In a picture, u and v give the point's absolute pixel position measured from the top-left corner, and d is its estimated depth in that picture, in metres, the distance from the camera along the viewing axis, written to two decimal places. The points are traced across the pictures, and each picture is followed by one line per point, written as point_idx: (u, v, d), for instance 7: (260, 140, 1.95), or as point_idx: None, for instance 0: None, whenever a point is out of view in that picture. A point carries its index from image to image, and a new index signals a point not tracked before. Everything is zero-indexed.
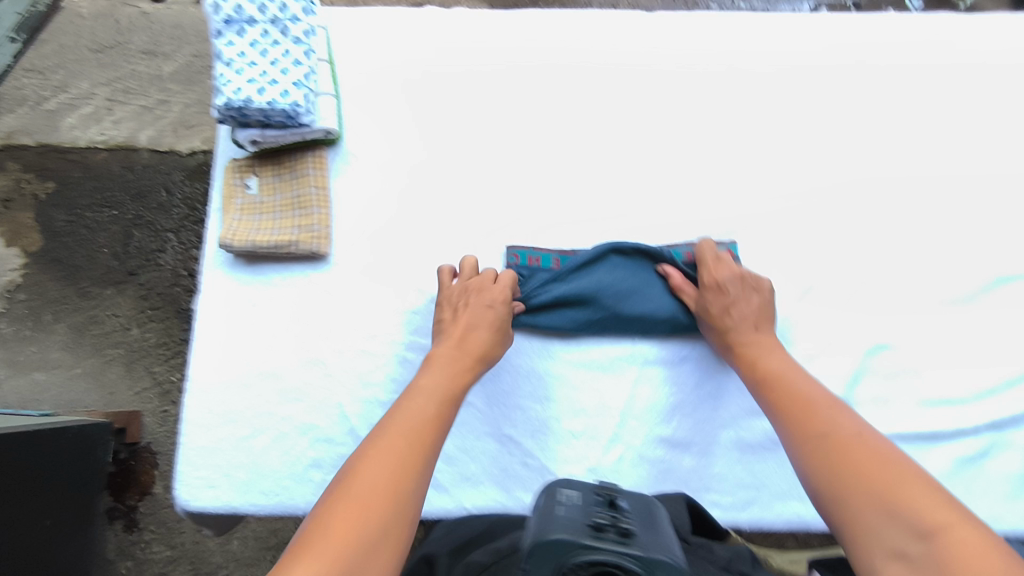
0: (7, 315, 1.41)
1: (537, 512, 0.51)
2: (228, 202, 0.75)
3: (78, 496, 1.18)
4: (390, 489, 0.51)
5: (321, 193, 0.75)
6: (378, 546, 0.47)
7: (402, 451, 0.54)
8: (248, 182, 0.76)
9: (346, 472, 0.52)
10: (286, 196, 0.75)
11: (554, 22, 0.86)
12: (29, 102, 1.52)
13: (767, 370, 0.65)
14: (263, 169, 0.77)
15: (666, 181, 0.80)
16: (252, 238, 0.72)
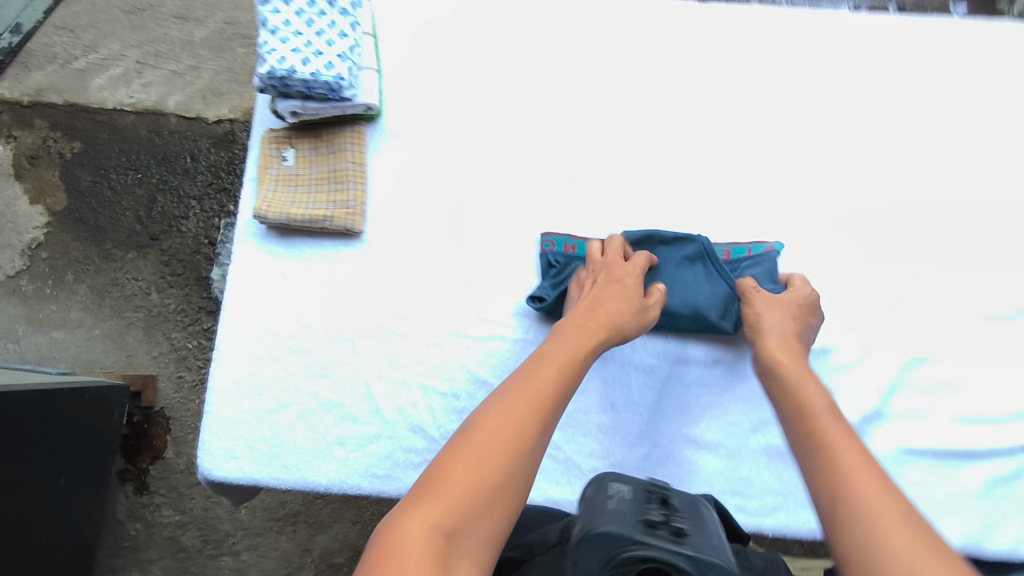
0: (29, 271, 1.41)
1: (589, 505, 0.56)
2: (263, 173, 0.74)
3: (92, 456, 1.19)
4: (503, 451, 0.50)
5: (357, 169, 0.74)
6: (485, 509, 0.48)
7: (521, 415, 0.53)
8: (284, 153, 0.75)
9: (466, 427, 0.52)
10: (322, 169, 0.74)
11: (601, 6, 0.84)
12: (59, 60, 1.51)
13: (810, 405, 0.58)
14: (299, 141, 0.76)
15: (707, 178, 0.78)
16: (287, 211, 0.72)
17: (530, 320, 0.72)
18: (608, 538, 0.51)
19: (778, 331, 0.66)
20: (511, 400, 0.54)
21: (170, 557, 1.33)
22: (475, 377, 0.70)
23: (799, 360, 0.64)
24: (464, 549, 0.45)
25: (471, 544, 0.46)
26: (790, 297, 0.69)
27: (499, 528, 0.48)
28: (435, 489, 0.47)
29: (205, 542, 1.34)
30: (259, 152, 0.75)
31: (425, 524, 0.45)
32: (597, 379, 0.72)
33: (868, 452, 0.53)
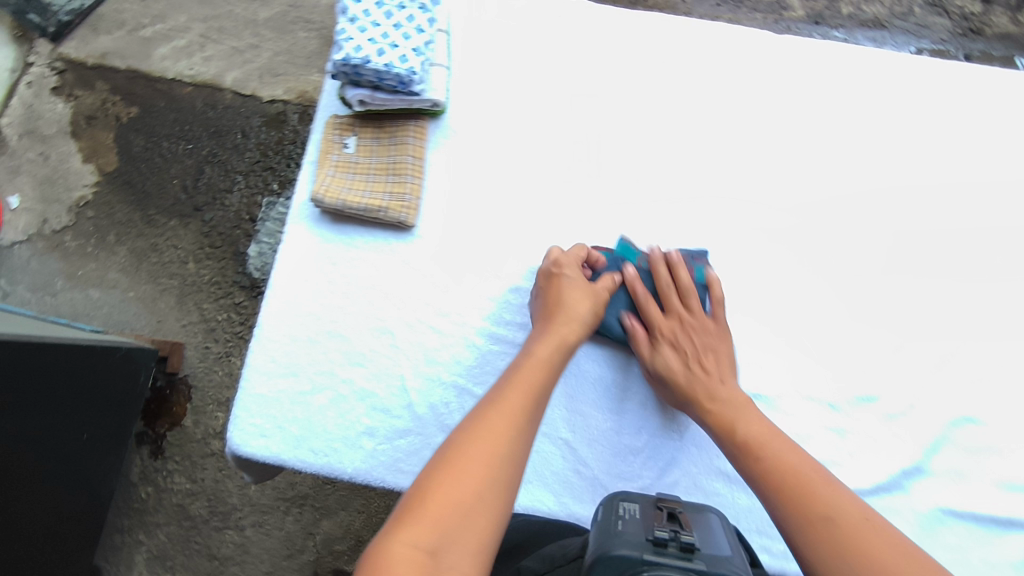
0: (74, 228, 1.45)
1: (600, 527, 0.55)
2: (323, 157, 0.75)
3: (115, 415, 1.21)
4: (482, 467, 0.54)
5: (417, 163, 0.74)
6: (467, 521, 0.51)
7: (500, 433, 0.56)
8: (346, 141, 0.76)
9: (450, 444, 0.56)
10: (381, 160, 0.75)
11: (674, 25, 0.83)
12: (127, 26, 1.55)
13: (747, 436, 0.63)
14: (362, 130, 0.76)
15: (763, 207, 0.77)
16: (343, 197, 0.72)
17: None
18: (619, 562, 0.51)
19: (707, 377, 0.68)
20: (485, 419, 0.57)
21: (175, 524, 1.34)
22: None
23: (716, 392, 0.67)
24: (448, 564, 0.48)
25: (456, 558, 0.49)
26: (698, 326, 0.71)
27: (484, 541, 0.51)
28: (421, 509, 0.51)
29: (212, 513, 1.35)
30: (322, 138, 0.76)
31: (411, 542, 0.48)
32: (633, 399, 0.71)
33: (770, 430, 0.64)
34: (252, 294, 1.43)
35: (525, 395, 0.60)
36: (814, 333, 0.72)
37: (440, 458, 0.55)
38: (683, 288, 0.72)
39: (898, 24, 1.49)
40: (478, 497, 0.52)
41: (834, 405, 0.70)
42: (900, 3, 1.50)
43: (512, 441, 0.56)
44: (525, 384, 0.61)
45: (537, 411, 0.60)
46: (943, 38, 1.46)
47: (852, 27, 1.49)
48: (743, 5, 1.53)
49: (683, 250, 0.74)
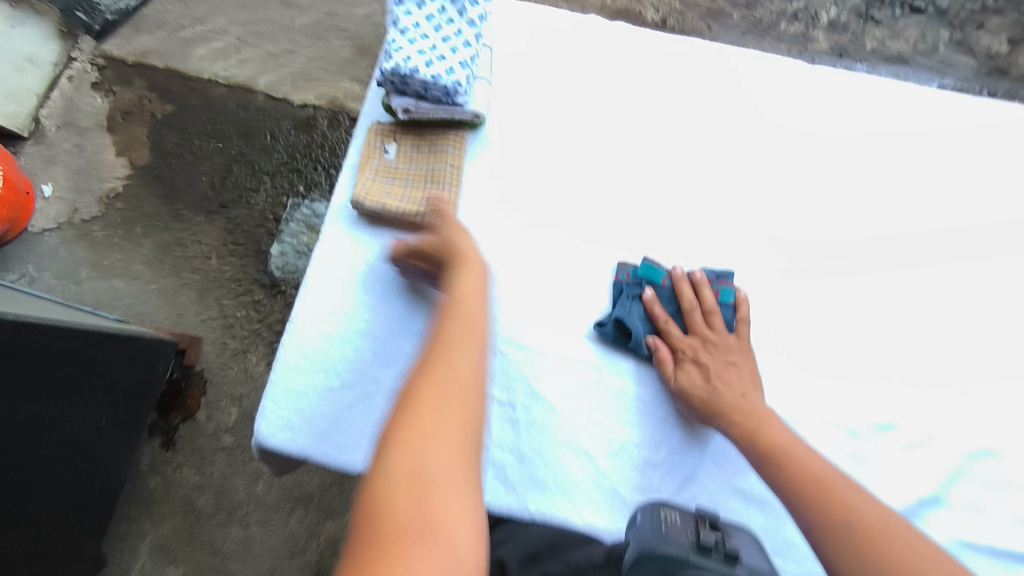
0: (102, 219, 1.47)
1: (642, 528, 0.59)
2: (364, 161, 0.78)
3: (132, 405, 1.24)
4: (442, 419, 0.49)
5: (454, 172, 0.76)
6: (449, 471, 0.46)
7: (443, 382, 0.52)
8: (386, 147, 0.78)
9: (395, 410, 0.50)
10: (420, 167, 0.77)
11: (708, 53, 0.86)
12: (168, 27, 1.60)
13: (769, 445, 0.65)
14: (402, 137, 0.79)
15: (788, 232, 0.78)
16: (382, 201, 0.74)
17: (599, 347, 0.74)
18: (665, 560, 0.55)
19: (728, 400, 0.68)
20: (424, 374, 0.52)
21: (182, 517, 1.35)
22: (533, 392, 0.71)
23: (746, 408, 0.67)
24: (448, 510, 0.44)
25: (454, 504, 0.44)
26: (723, 344, 0.71)
27: (473, 484, 0.47)
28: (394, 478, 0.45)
29: (219, 508, 1.36)
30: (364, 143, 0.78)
31: (402, 509, 0.43)
32: (652, 413, 0.72)
33: (780, 425, 0.67)
34: (272, 292, 1.45)
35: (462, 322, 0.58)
36: (834, 357, 0.74)
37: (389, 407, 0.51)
38: (707, 306, 0.73)
39: (921, 61, 1.51)
40: (445, 426, 0.49)
41: (853, 431, 0.70)
42: (923, 40, 1.53)
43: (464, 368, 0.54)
44: (453, 316, 0.59)
45: (476, 348, 0.57)
46: (967, 76, 1.48)
47: (875, 61, 1.52)
48: (768, 35, 1.56)
49: (709, 270, 0.76)
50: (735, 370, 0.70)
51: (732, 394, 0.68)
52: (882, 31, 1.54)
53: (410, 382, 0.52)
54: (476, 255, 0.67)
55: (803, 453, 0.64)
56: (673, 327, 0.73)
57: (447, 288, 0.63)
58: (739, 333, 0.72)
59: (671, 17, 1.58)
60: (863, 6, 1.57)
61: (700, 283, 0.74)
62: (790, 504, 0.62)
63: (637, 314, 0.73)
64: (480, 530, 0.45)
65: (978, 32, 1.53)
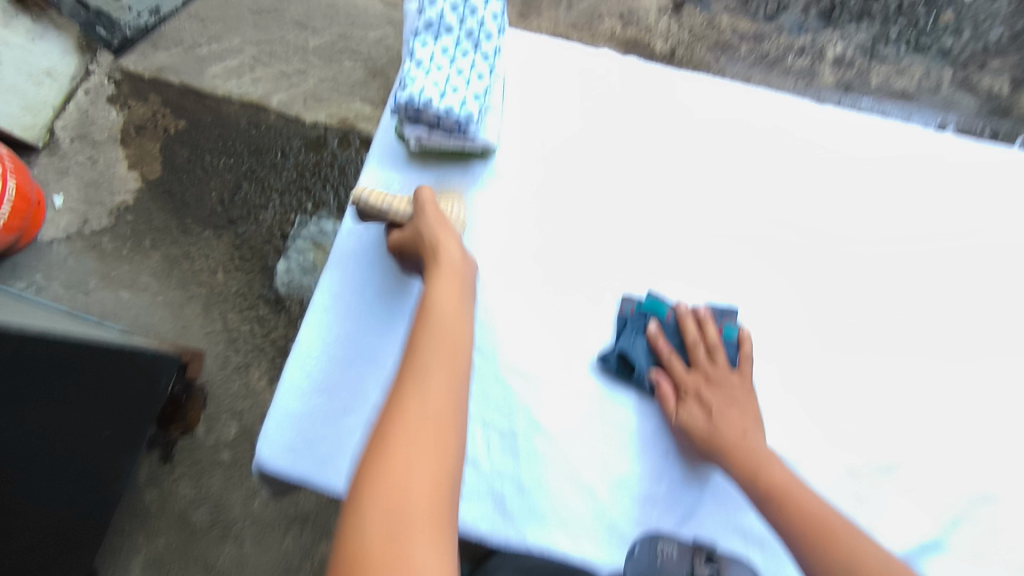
0: (111, 231, 1.49)
1: (640, 562, 0.64)
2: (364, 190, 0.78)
3: (140, 420, 1.22)
4: (410, 486, 0.53)
5: (460, 211, 0.77)
6: (420, 535, 0.51)
7: (410, 443, 0.55)
8: (390, 174, 0.80)
9: (364, 474, 0.54)
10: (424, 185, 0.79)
11: (714, 90, 0.87)
12: (184, 45, 1.63)
13: (769, 485, 0.65)
14: (404, 165, 0.81)
15: (791, 268, 0.79)
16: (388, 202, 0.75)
17: (602, 379, 0.74)
18: None
19: (728, 437, 0.68)
20: (394, 436, 0.55)
21: (176, 532, 1.35)
22: (534, 422, 0.72)
23: (747, 444, 0.67)
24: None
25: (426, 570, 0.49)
26: (724, 379, 0.72)
27: (445, 541, 0.52)
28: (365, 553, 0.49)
29: (214, 523, 1.35)
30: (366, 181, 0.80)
31: None
32: (652, 446, 0.72)
33: (782, 466, 0.67)
34: (276, 308, 1.46)
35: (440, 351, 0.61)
36: (835, 396, 0.74)
37: (366, 450, 0.55)
38: (711, 342, 0.73)
39: (925, 98, 1.53)
40: (414, 487, 0.53)
41: (853, 471, 0.70)
42: (928, 78, 1.55)
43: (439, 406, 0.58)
44: (426, 356, 0.61)
45: (447, 393, 0.59)
46: (970, 114, 1.51)
47: (880, 97, 1.54)
48: (775, 68, 1.59)
49: (714, 305, 0.76)
50: (736, 406, 0.70)
51: (733, 431, 0.68)
52: (888, 67, 1.56)
53: (382, 439, 0.55)
54: (461, 263, 0.70)
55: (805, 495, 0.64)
56: (676, 360, 0.73)
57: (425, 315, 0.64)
58: (743, 370, 0.72)
59: (679, 48, 1.62)
60: (870, 41, 1.59)
61: (704, 317, 0.74)
62: (790, 547, 0.62)
63: (641, 348, 0.74)
64: None
65: (981, 71, 1.55)
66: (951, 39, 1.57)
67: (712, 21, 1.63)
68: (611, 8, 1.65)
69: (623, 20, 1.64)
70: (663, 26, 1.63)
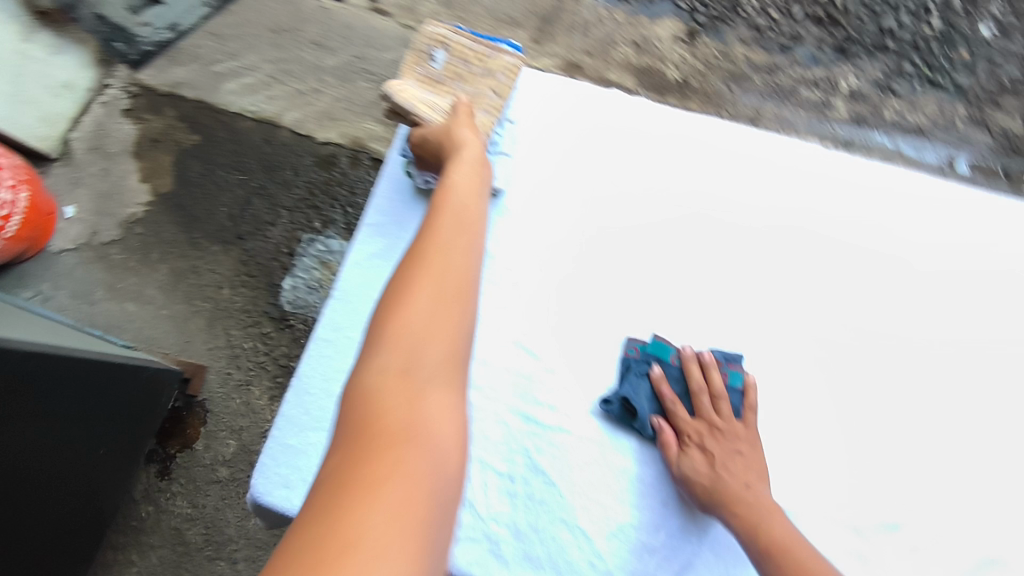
0: (120, 243, 1.50)
1: None
2: (411, 65, 0.80)
3: (133, 432, 1.25)
4: (428, 333, 0.53)
5: (484, 117, 0.79)
6: (435, 378, 0.52)
7: (433, 291, 0.55)
8: (434, 54, 0.80)
9: (386, 315, 0.54)
10: (463, 88, 0.80)
11: (727, 132, 0.87)
12: (201, 60, 1.64)
13: (768, 543, 0.63)
14: (452, 48, 0.81)
15: (797, 317, 0.78)
16: (413, 105, 0.75)
17: (604, 424, 0.73)
18: None
19: (731, 488, 0.66)
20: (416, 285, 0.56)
21: (170, 548, 1.34)
22: (533, 465, 0.71)
23: (750, 497, 0.66)
24: (433, 411, 0.50)
25: (438, 408, 0.51)
26: (728, 428, 0.70)
27: (458, 389, 0.53)
28: (381, 386, 0.50)
29: (208, 541, 1.35)
30: (414, 46, 0.80)
31: (396, 410, 0.49)
32: (652, 496, 0.71)
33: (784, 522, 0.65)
34: (280, 325, 1.46)
35: (456, 236, 0.61)
36: (840, 449, 0.72)
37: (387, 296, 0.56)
38: (716, 390, 0.72)
39: (939, 135, 1.53)
40: (434, 332, 0.53)
41: (859, 529, 0.69)
42: (943, 114, 1.54)
43: (452, 280, 0.57)
44: (447, 223, 0.62)
45: (467, 255, 0.60)
46: (982, 153, 1.51)
47: (894, 133, 1.54)
48: (789, 100, 1.58)
49: (719, 351, 0.76)
50: (741, 456, 0.69)
51: (739, 484, 0.67)
52: (902, 103, 1.56)
53: (401, 288, 0.56)
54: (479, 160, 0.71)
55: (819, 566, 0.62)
56: (678, 409, 0.72)
57: (444, 186, 0.67)
58: (744, 420, 0.71)
59: (693, 78, 1.61)
60: (885, 77, 1.58)
61: (709, 363, 0.74)
62: None
63: (645, 392, 0.72)
64: (460, 431, 0.52)
65: (995, 110, 1.54)
66: (966, 78, 1.56)
67: (726, 52, 1.63)
68: (626, 36, 1.66)
69: (637, 48, 1.64)
70: (678, 55, 1.63)
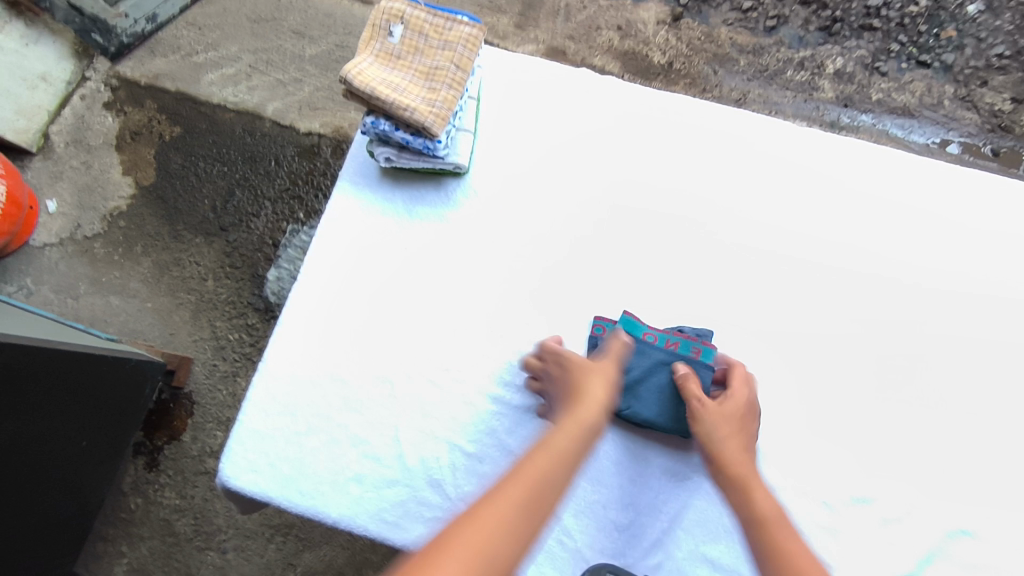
0: (103, 236, 1.49)
1: None
2: (369, 41, 0.78)
3: (117, 426, 1.24)
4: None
5: (450, 92, 0.75)
6: None
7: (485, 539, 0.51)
8: (392, 29, 0.78)
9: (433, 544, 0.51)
10: (424, 63, 0.77)
11: (702, 111, 0.85)
12: (181, 51, 1.62)
13: (759, 512, 0.62)
14: (410, 21, 0.78)
15: (769, 294, 0.78)
16: (371, 87, 0.72)
17: None
18: None
19: (731, 454, 0.66)
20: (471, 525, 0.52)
21: (160, 540, 1.36)
22: (501, 446, 0.71)
23: (748, 464, 0.66)
24: None
25: None
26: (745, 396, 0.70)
27: None
28: None
29: (197, 532, 1.35)
30: (370, 22, 0.78)
31: None
32: (620, 474, 0.71)
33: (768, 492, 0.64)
34: (266, 317, 1.45)
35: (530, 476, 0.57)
36: (811, 427, 0.72)
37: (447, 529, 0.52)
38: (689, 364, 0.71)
39: (926, 114, 1.52)
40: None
41: (828, 503, 0.69)
42: (930, 93, 1.53)
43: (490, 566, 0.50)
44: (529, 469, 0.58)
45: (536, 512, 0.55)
46: (971, 132, 1.50)
47: (880, 112, 1.53)
48: (774, 82, 1.57)
49: (692, 329, 0.74)
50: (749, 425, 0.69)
51: (744, 486, 0.64)
52: (888, 83, 1.54)
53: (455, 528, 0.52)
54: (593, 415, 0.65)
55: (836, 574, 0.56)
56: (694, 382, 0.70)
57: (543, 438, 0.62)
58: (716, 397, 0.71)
59: (677, 61, 1.60)
60: (871, 56, 1.57)
61: (755, 388, 0.72)
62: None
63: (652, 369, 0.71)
64: None
65: (984, 88, 1.53)
66: (953, 56, 1.55)
67: (710, 34, 1.61)
68: (610, 19, 1.64)
69: (621, 32, 1.63)
70: (662, 37, 1.62)
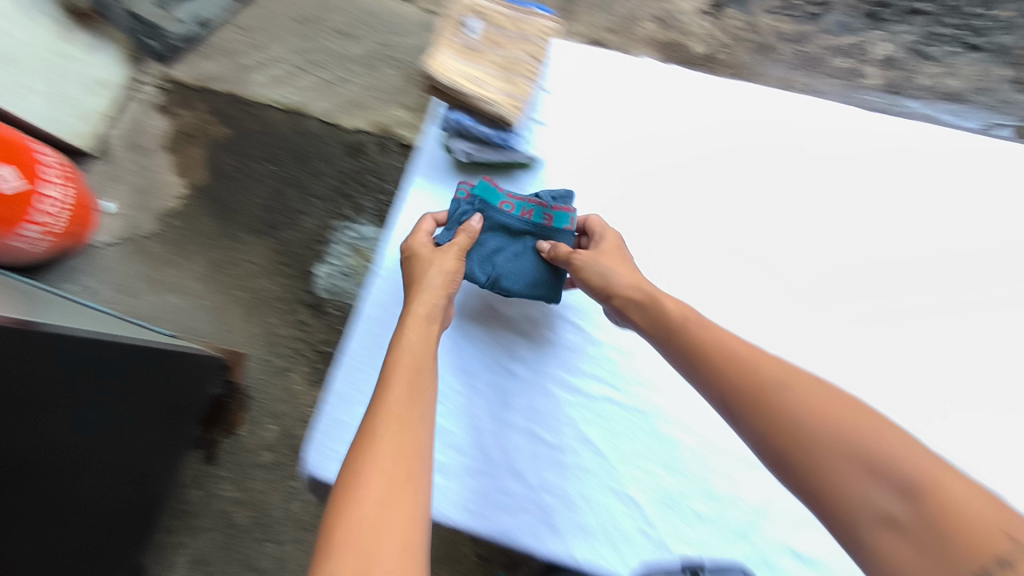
0: (160, 236, 1.54)
1: None
2: (447, 34, 0.81)
3: (184, 421, 1.27)
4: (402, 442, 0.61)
5: (527, 84, 0.83)
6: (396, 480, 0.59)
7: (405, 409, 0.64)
8: (469, 23, 0.82)
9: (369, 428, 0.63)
10: (501, 55, 0.82)
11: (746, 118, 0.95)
12: (228, 53, 1.64)
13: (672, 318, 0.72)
14: (486, 17, 0.83)
15: None
16: (456, 82, 0.78)
17: (647, 398, 0.81)
18: None
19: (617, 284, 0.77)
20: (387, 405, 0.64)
21: (221, 530, 1.40)
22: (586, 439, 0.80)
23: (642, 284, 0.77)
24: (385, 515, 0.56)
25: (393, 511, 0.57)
26: (607, 246, 0.82)
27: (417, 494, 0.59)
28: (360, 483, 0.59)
29: (257, 523, 1.40)
30: (448, 16, 0.81)
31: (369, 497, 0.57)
32: (700, 469, 0.78)
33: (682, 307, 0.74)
34: (317, 314, 1.48)
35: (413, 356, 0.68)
36: None
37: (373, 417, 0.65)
38: (546, 236, 0.84)
39: (979, 100, 1.48)
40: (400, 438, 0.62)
41: None
42: (984, 78, 1.49)
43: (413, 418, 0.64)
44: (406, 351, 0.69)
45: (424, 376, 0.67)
46: None
47: (929, 100, 1.50)
48: (819, 71, 1.55)
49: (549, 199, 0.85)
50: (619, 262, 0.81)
51: (688, 335, 0.70)
52: (939, 69, 1.51)
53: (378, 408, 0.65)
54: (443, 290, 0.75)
55: (796, 383, 0.63)
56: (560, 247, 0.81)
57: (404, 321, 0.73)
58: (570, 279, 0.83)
59: (719, 51, 1.58)
60: (921, 41, 1.53)
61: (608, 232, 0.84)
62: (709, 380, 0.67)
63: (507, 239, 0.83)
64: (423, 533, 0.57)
65: None
66: (1009, 39, 1.51)
67: (753, 23, 1.59)
68: (651, 10, 1.63)
69: (663, 23, 1.61)
70: (704, 28, 1.60)
